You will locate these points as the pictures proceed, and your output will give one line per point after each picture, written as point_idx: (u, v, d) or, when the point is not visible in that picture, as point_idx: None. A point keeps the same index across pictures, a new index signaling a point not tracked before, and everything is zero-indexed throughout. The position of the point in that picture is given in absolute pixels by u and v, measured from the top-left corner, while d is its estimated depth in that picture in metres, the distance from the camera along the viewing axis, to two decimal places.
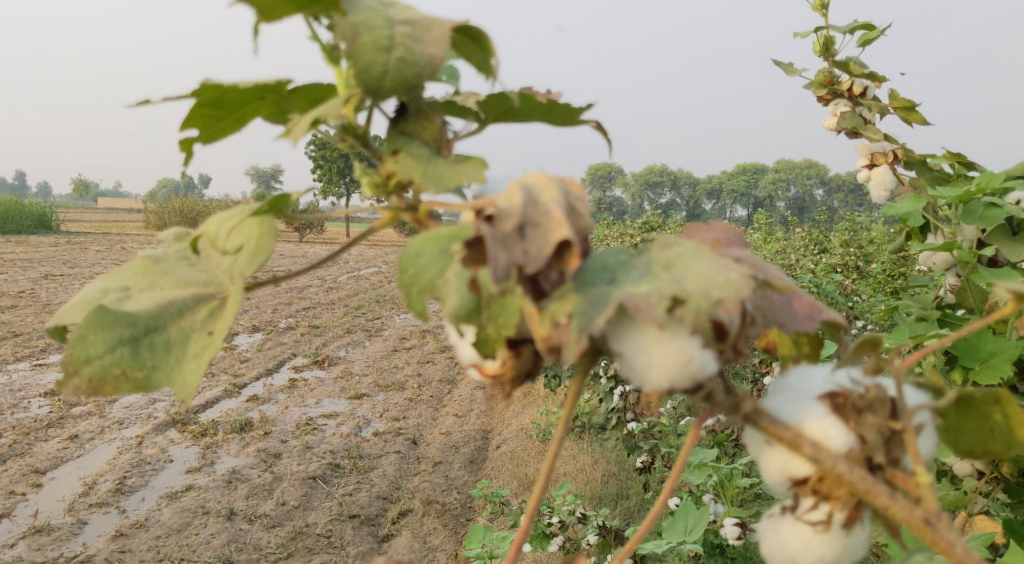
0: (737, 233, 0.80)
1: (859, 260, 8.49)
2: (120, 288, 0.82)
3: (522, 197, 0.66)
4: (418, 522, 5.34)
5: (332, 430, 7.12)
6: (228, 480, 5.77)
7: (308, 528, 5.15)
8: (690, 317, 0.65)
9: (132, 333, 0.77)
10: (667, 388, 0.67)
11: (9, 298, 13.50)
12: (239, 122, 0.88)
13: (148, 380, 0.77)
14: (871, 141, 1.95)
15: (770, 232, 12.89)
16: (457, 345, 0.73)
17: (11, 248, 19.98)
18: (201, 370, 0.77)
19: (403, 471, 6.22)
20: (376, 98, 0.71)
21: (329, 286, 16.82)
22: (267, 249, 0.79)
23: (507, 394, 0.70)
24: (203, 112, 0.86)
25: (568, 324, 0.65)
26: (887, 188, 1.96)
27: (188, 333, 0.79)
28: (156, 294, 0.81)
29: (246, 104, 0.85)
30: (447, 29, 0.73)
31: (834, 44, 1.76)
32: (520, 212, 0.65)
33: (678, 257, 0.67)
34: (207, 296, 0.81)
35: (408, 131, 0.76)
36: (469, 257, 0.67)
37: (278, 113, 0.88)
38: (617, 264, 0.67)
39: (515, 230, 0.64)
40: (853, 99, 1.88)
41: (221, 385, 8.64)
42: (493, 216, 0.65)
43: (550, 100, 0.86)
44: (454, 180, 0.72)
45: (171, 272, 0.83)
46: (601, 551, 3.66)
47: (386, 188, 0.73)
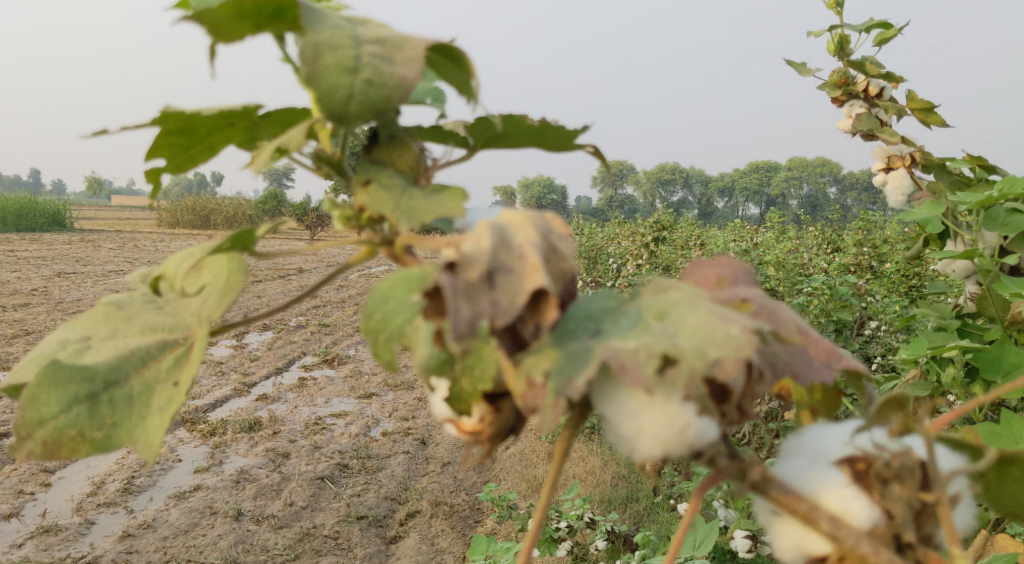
0: (745, 268, 0.83)
1: (873, 260, 8.38)
2: (79, 339, 0.85)
3: (490, 239, 0.64)
4: (425, 523, 5.31)
5: (341, 430, 7.10)
6: (236, 480, 5.75)
7: (315, 529, 5.12)
8: (683, 378, 0.64)
9: (90, 390, 0.79)
10: (661, 457, 0.67)
11: (22, 296, 13.56)
12: (207, 149, 0.93)
13: (106, 439, 0.78)
14: (888, 144, 1.89)
15: (782, 231, 12.76)
16: (431, 401, 0.75)
17: (24, 246, 20.09)
18: (163, 423, 0.78)
19: (411, 471, 6.19)
20: (343, 122, 0.72)
21: (340, 284, 16.81)
22: (236, 288, 0.82)
23: (485, 451, 0.71)
24: (170, 142, 0.90)
25: (543, 385, 0.64)
26: (904, 192, 1.90)
27: (152, 385, 0.81)
28: (119, 343, 0.84)
29: (215, 131, 0.90)
30: (420, 47, 0.75)
31: (849, 43, 1.71)
32: (489, 257, 0.63)
33: (672, 304, 0.66)
34: (172, 342, 0.83)
35: (380, 159, 0.80)
36: (430, 307, 0.64)
37: (248, 140, 0.92)
38: (603, 312, 0.67)
39: (483, 276, 0.63)
40: (869, 100, 1.82)
41: (231, 384, 8.65)
42: (457, 261, 0.63)
43: (541, 123, 0.88)
44: (427, 214, 0.75)
45: (135, 319, 0.86)
46: (610, 557, 3.61)
47: (359, 221, 0.76)
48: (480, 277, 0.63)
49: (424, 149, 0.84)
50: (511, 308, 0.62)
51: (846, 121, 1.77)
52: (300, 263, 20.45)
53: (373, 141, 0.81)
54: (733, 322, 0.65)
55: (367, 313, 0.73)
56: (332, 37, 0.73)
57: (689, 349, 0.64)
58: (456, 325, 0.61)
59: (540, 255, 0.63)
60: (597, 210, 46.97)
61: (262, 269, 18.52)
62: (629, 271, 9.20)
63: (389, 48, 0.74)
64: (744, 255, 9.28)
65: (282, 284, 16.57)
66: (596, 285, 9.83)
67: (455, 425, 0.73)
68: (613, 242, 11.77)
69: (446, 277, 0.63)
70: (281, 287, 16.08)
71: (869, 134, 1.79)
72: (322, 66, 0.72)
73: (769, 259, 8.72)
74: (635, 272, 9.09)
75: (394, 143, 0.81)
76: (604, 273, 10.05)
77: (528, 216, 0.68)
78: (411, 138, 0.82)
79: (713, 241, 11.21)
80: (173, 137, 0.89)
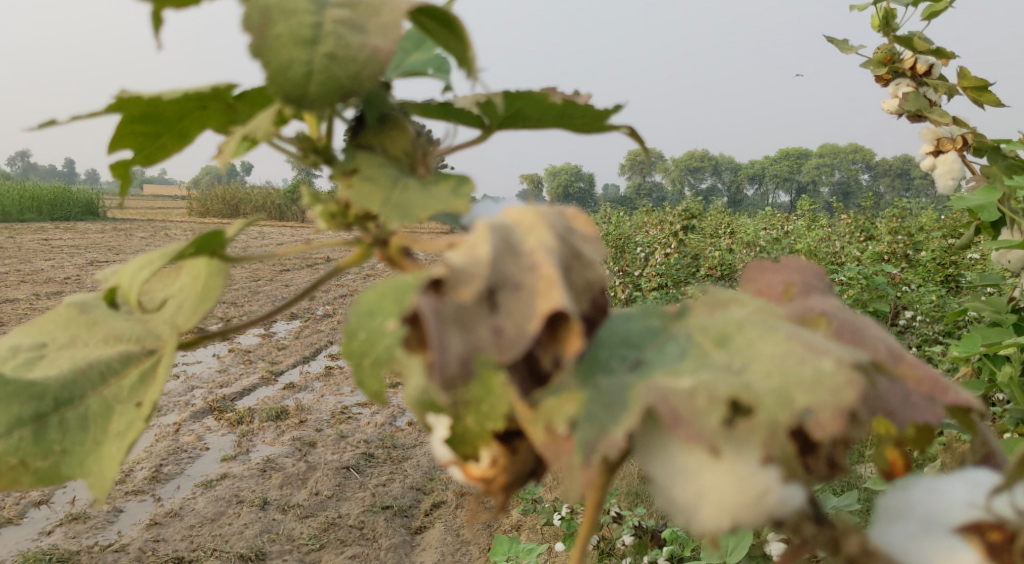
0: (817, 273, 0.76)
1: (908, 249, 8.16)
2: (33, 347, 0.85)
3: (491, 247, 0.58)
4: (450, 513, 5.28)
5: (366, 419, 7.09)
6: (262, 469, 5.77)
7: (341, 518, 5.09)
8: (760, 432, 0.57)
9: (39, 408, 0.79)
10: (730, 527, 0.60)
11: (56, 285, 13.80)
12: (180, 138, 0.87)
13: (53, 466, 0.78)
14: (937, 125, 1.79)
15: (813, 219, 12.53)
16: (433, 443, 0.71)
17: (59, 235, 20.47)
18: (115, 449, 0.77)
19: (437, 461, 6.15)
20: (301, 105, 0.67)
21: (367, 273, 16.88)
22: (215, 293, 0.82)
23: (498, 499, 0.67)
24: (136, 131, 0.85)
25: (568, 436, 0.58)
26: (954, 176, 1.80)
27: (111, 404, 0.81)
28: (77, 355, 0.84)
29: (187, 115, 0.84)
30: (400, 12, 0.68)
31: (895, 17, 1.60)
32: (488, 271, 0.57)
33: (738, 328, 0.61)
34: (136, 354, 0.83)
35: (368, 143, 0.75)
36: (411, 337, 0.58)
37: (226, 123, 0.86)
38: (643, 333, 0.62)
39: (480, 297, 0.57)
40: (916, 79, 1.73)
41: (258, 372, 8.71)
42: (444, 278, 0.57)
43: (565, 100, 0.80)
44: (425, 211, 0.68)
45: (98, 327, 0.86)
46: (637, 553, 3.47)
47: (344, 218, 0.70)
48: (475, 297, 0.57)
49: (422, 132, 0.78)
50: (516, 336, 0.56)
51: (891, 102, 1.70)
52: (328, 253, 20.54)
53: (360, 124, 0.75)
54: (822, 355, 0.59)
55: (351, 333, 0.69)
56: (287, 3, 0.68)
57: (769, 398, 0.57)
58: (443, 355, 0.55)
59: (556, 269, 0.57)
60: (625, 198, 46.67)
61: (290, 258, 18.66)
62: (657, 261, 9.07)
63: (361, 11, 0.69)
64: (774, 243, 9.10)
65: (310, 273, 16.65)
66: (623, 273, 9.70)
67: (463, 470, 0.68)
68: (641, 231, 11.63)
69: (428, 298, 0.56)
70: (310, 276, 16.16)
71: (916, 115, 1.70)
72: (277, 40, 0.67)
73: (800, 249, 8.53)
74: (663, 261, 8.95)
75: (387, 125, 0.75)
76: (632, 262, 9.93)
77: (541, 215, 0.62)
78: (406, 119, 0.76)
79: (743, 229, 11.02)
80: (136, 124, 0.84)
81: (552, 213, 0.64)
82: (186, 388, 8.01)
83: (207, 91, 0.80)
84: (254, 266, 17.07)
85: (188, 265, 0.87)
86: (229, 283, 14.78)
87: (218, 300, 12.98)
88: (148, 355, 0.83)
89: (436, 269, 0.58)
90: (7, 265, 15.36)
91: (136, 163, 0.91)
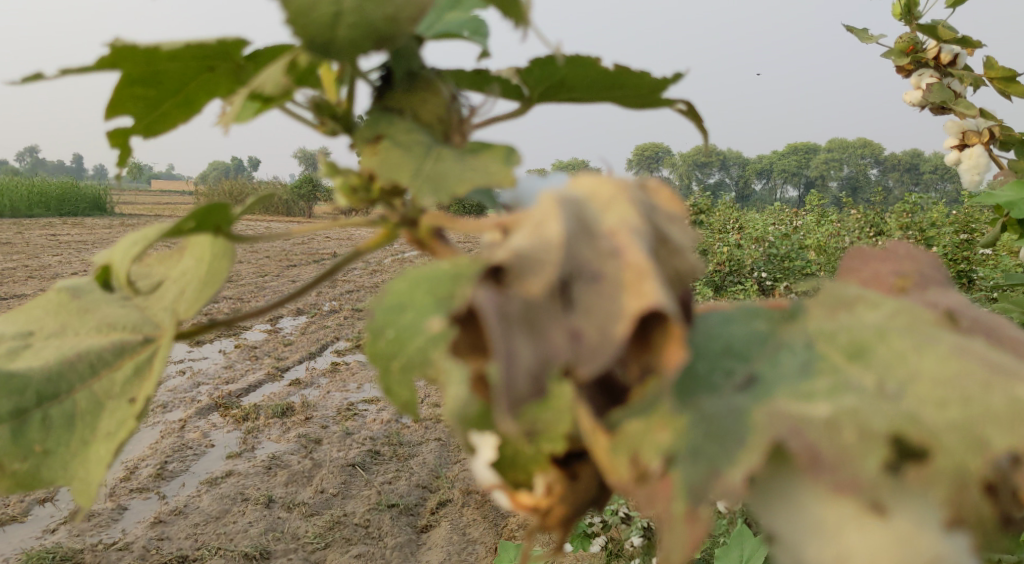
0: (934, 265, 0.68)
1: (920, 244, 8.05)
2: (24, 336, 0.83)
3: (562, 228, 0.48)
4: (457, 512, 5.24)
5: (372, 416, 7.04)
6: (268, 466, 5.74)
7: (346, 516, 5.05)
8: (928, 477, 0.49)
9: (25, 402, 0.75)
10: None
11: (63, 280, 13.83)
12: (186, 104, 0.82)
13: (32, 470, 0.74)
14: (963, 118, 1.76)
15: (823, 213, 12.42)
16: (474, 460, 0.68)
17: (67, 230, 20.56)
18: (102, 448, 0.72)
19: (443, 458, 6.11)
20: (329, 57, 0.59)
21: (374, 269, 16.87)
22: (218, 277, 0.76)
23: (550, 530, 0.60)
24: (137, 96, 0.79)
25: (665, 473, 0.51)
26: (981, 172, 1.75)
27: (102, 401, 0.76)
28: (70, 344, 0.81)
29: (193, 78, 0.78)
30: None
31: (918, 5, 1.54)
32: (563, 258, 0.47)
33: (878, 338, 0.54)
34: (131, 345, 0.79)
35: (395, 106, 0.68)
36: (461, 341, 0.48)
37: (235, 86, 0.80)
38: (752, 341, 0.55)
39: (553, 290, 0.47)
40: (941, 69, 1.70)
41: (265, 368, 8.70)
42: (506, 268, 0.47)
43: (616, 66, 0.74)
44: (458, 186, 0.62)
45: (92, 315, 0.83)
46: (646, 553, 3.45)
47: (367, 192, 0.67)
48: (546, 291, 0.47)
49: (459, 97, 0.70)
50: (598, 344, 0.46)
51: (914, 94, 1.64)
52: (334, 248, 20.54)
53: (387, 85, 0.68)
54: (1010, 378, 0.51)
55: (375, 327, 0.57)
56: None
57: (947, 438, 0.49)
58: (508, 364, 0.45)
59: (647, 255, 0.47)
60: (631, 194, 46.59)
61: (297, 254, 18.66)
62: None
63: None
64: (783, 238, 9.02)
65: (317, 269, 16.65)
66: None
67: (512, 496, 0.65)
68: None
69: (486, 292, 0.46)
70: (316, 271, 16.16)
71: (940, 107, 1.64)
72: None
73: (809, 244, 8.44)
74: None
75: (416, 85, 0.68)
76: None
77: (621, 187, 0.51)
78: (439, 79, 0.69)
79: (751, 224, 10.93)
80: (136, 85, 0.78)
81: (632, 184, 0.53)
82: (192, 384, 7.99)
83: (214, 45, 0.74)
84: (260, 262, 17.08)
85: (191, 245, 0.81)
86: (235, 279, 14.79)
87: (225, 295, 12.98)
88: (143, 345, 0.79)
89: (496, 255, 0.48)
90: (14, 261, 15.41)
91: (139, 132, 0.86)
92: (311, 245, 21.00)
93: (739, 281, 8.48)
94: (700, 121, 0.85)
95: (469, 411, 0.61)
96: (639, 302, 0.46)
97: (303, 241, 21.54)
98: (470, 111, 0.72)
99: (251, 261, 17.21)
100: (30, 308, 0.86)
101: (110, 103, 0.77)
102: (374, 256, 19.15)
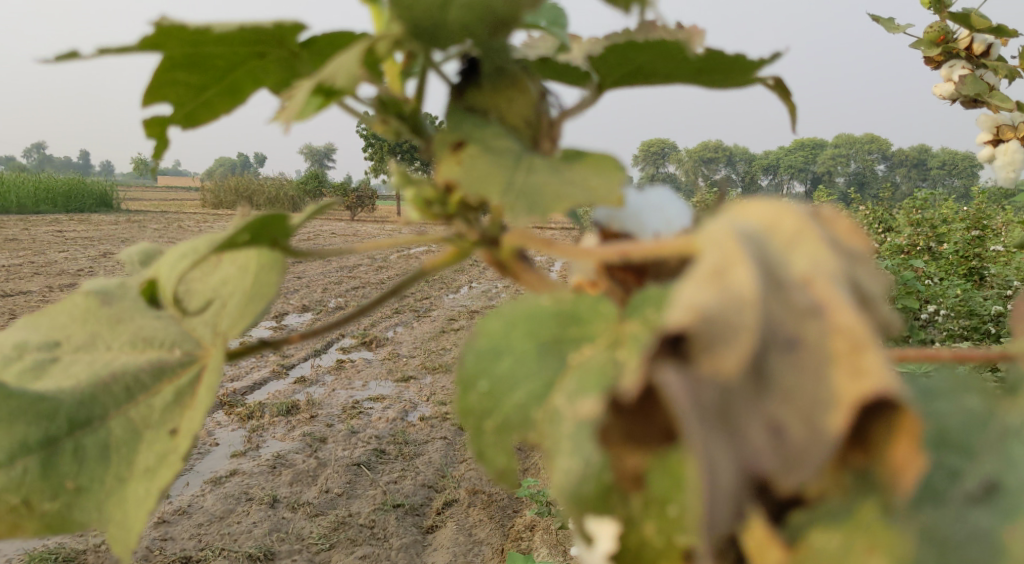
0: None
1: (930, 241, 7.95)
2: (51, 347, 0.77)
3: (762, 287, 0.38)
4: (463, 512, 5.18)
5: (378, 414, 6.99)
6: (273, 465, 5.69)
7: (351, 517, 5.00)
8: None
9: (53, 429, 0.69)
10: None
11: (69, 276, 13.83)
12: (232, 90, 0.78)
13: (61, 511, 0.68)
14: (997, 111, 1.73)
15: (831, 209, 12.33)
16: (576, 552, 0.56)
17: (73, 227, 20.58)
18: (141, 484, 0.66)
19: (449, 458, 6.06)
20: (430, 42, 0.61)
21: (379, 265, 16.85)
22: (269, 292, 0.70)
23: None
24: (177, 81, 0.75)
25: None
26: (1016, 166, 1.71)
27: (139, 431, 0.69)
28: (104, 361, 0.75)
29: (244, 61, 0.74)
30: None
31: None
32: (763, 328, 0.38)
33: None
34: (170, 367, 0.73)
35: (480, 107, 0.62)
36: (618, 425, 0.41)
37: (287, 75, 0.76)
38: (963, 428, 0.50)
39: (749, 370, 0.38)
40: (972, 61, 1.65)
41: (269, 366, 8.66)
42: (692, 340, 0.38)
43: (708, 50, 0.65)
44: (557, 203, 0.56)
45: (126, 326, 0.77)
46: None
47: (441, 205, 0.59)
48: (742, 372, 0.38)
49: (547, 95, 0.64)
50: (808, 442, 0.38)
51: (946, 86, 1.60)
52: (340, 244, 20.54)
53: (471, 81, 0.63)
54: None
55: (466, 374, 0.53)
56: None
57: None
58: (712, 482, 0.36)
59: (861, 318, 0.39)
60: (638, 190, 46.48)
61: (302, 251, 18.66)
62: None
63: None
64: None
65: (323, 265, 16.63)
66: None
67: None
68: None
69: (672, 374, 0.37)
70: (322, 267, 16.14)
71: (972, 99, 1.61)
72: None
73: None
74: None
75: (504, 82, 0.62)
76: None
77: (807, 216, 0.42)
78: (527, 76, 0.63)
79: None
80: (176, 71, 0.73)
81: (803, 208, 0.44)
82: None
83: (268, 28, 0.68)
84: (266, 258, 17.08)
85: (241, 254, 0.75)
86: None
87: None
88: (184, 367, 0.73)
89: (673, 316, 0.38)
90: (20, 257, 15.45)
91: (176, 121, 0.82)
92: (317, 241, 21.00)
93: None
94: (789, 95, 0.75)
95: (585, 492, 0.47)
96: (857, 386, 0.38)
97: (309, 238, 21.55)
98: (559, 110, 0.66)
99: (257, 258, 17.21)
100: (55, 313, 0.80)
101: (146, 88, 0.74)
102: (379, 253, 19.14)
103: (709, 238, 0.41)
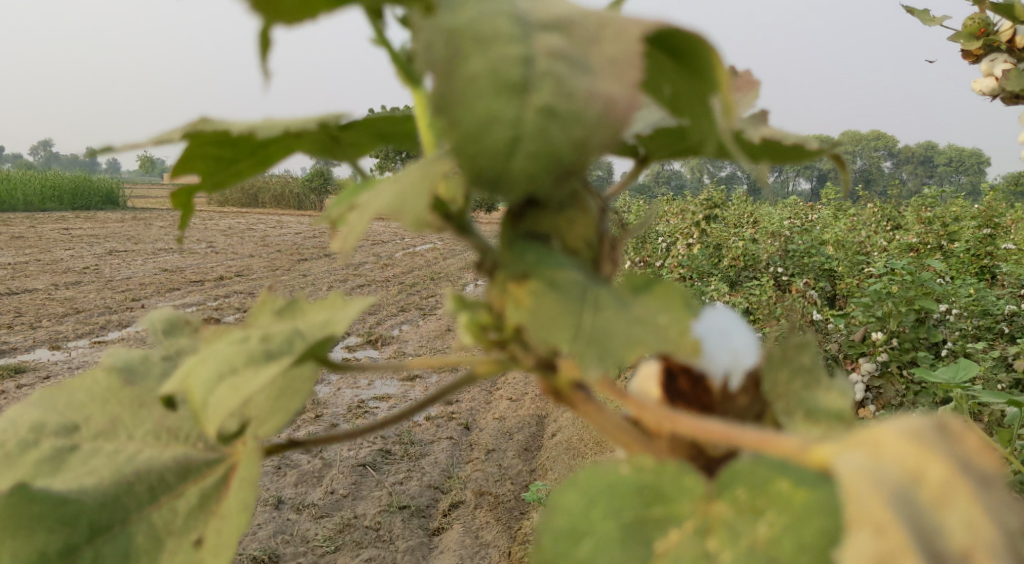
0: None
1: (942, 240, 7.83)
2: (67, 437, 0.83)
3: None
4: (469, 514, 5.13)
5: (384, 413, 6.94)
6: (277, 466, 5.65)
7: (357, 519, 4.96)
8: None
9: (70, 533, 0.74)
10: None
11: (75, 274, 13.83)
12: (261, 162, 0.84)
13: None
14: None
15: (839, 207, 12.21)
16: None
17: (80, 224, 20.60)
18: None
19: (455, 458, 6.01)
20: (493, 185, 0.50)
21: (385, 263, 16.82)
22: (298, 398, 0.75)
23: None
24: (207, 154, 0.79)
25: None
26: None
27: (162, 536, 0.76)
28: (128, 457, 0.81)
29: (281, 140, 0.80)
30: (636, 38, 0.51)
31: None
32: None
33: None
34: (199, 465, 0.80)
35: (540, 226, 0.59)
36: None
37: (319, 150, 0.83)
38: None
39: None
40: (1015, 54, 1.61)
41: None
42: None
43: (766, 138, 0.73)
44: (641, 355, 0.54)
45: (148, 417, 0.84)
46: None
47: (495, 331, 0.59)
48: None
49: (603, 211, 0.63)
50: None
51: (989, 81, 1.55)
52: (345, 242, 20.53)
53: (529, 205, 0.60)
54: None
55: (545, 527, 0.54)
56: (486, 26, 0.51)
57: None
58: None
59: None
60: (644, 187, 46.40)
61: (308, 248, 18.64)
62: (680, 252, 8.85)
63: (577, 37, 0.52)
64: (799, 231, 8.87)
65: (328, 262, 16.62)
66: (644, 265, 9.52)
67: None
68: (661, 221, 11.43)
69: None
70: (327, 264, 16.12)
71: (1014, 95, 1.56)
72: (470, 88, 0.50)
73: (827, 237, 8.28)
74: (686, 254, 8.75)
75: (567, 205, 0.60)
76: (653, 253, 9.76)
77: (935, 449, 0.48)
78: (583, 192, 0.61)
79: (766, 218, 10.77)
80: (211, 145, 0.78)
81: (925, 423, 0.50)
82: None
83: (311, 126, 0.76)
84: (272, 256, 17.08)
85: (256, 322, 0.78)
86: (247, 272, 14.78)
87: (236, 289, 12.96)
88: (209, 466, 0.80)
89: None
90: (27, 254, 15.47)
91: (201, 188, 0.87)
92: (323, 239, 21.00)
93: (754, 276, 8.34)
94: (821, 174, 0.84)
95: None
96: None
97: (315, 236, 21.54)
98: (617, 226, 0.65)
99: (263, 255, 17.21)
100: (74, 391, 0.87)
101: (180, 163, 0.78)
102: (385, 251, 19.12)
103: (875, 528, 0.45)
